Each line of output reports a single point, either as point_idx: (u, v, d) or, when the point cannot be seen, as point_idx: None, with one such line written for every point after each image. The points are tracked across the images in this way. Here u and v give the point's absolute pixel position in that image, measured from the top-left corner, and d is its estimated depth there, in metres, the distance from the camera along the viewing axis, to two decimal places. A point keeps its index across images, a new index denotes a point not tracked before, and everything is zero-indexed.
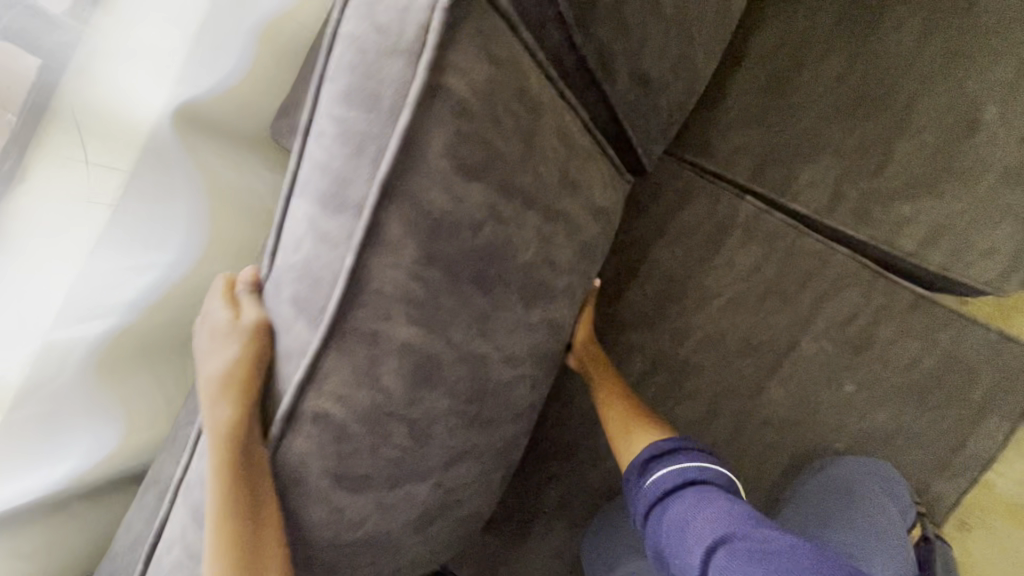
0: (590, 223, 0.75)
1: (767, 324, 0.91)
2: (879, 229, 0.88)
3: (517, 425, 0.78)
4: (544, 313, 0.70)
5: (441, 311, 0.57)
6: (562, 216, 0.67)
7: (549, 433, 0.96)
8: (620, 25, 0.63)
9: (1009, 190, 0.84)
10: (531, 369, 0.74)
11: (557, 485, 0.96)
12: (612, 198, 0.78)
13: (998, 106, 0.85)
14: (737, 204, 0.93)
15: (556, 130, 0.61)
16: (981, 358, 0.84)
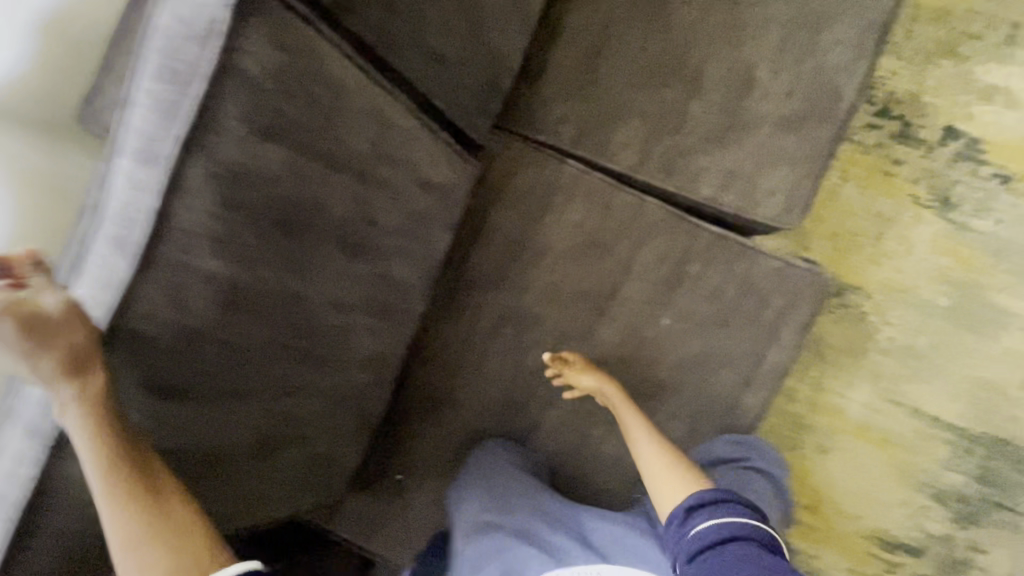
0: (420, 195, 0.81)
1: (596, 272, 1.03)
2: (682, 180, 1.01)
3: (366, 374, 0.86)
4: (372, 266, 0.78)
5: (252, 250, 0.63)
6: (379, 183, 0.73)
7: (414, 393, 1.03)
8: (390, 8, 0.72)
9: (782, 138, 0.98)
10: (368, 319, 0.81)
11: (424, 439, 1.04)
12: (449, 175, 0.86)
13: (770, 65, 0.97)
14: (561, 166, 1.03)
15: (367, 110, 0.68)
16: (772, 284, 0.97)
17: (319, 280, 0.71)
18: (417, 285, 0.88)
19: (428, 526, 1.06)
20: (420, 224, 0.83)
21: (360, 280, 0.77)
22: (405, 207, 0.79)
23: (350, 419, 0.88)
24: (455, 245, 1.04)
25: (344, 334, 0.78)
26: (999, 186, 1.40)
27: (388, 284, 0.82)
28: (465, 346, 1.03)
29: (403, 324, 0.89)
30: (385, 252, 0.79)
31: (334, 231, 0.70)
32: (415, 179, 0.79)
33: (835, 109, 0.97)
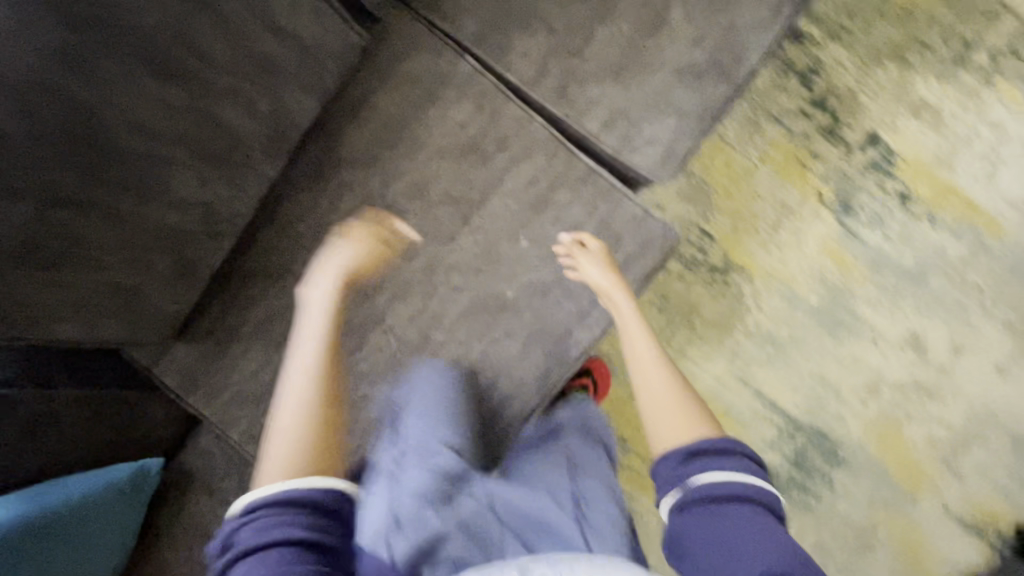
0: (269, 36, 0.78)
1: (466, 179, 1.00)
2: (571, 106, 0.97)
3: (186, 216, 0.82)
4: (197, 100, 0.74)
5: (21, 33, 0.60)
6: (212, 9, 0.71)
7: (255, 255, 1.03)
8: None
9: (677, 87, 0.95)
10: (187, 156, 0.77)
11: (258, 305, 1.04)
12: (315, 28, 0.83)
13: (685, 7, 0.93)
14: (456, 62, 0.98)
15: None
16: (628, 229, 0.98)
17: (129, 98, 0.68)
18: (258, 138, 0.84)
19: (249, 393, 1.06)
20: (267, 68, 0.80)
21: (178, 109, 0.73)
22: (244, 42, 0.75)
23: (162, 258, 0.84)
24: (323, 115, 1.00)
25: (164, 167, 0.76)
26: (900, 203, 1.43)
27: (220, 127, 0.78)
28: (320, 223, 1.02)
29: (236, 174, 0.85)
30: (219, 86, 0.76)
31: (144, 42, 0.67)
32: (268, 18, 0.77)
33: (736, 69, 0.94)
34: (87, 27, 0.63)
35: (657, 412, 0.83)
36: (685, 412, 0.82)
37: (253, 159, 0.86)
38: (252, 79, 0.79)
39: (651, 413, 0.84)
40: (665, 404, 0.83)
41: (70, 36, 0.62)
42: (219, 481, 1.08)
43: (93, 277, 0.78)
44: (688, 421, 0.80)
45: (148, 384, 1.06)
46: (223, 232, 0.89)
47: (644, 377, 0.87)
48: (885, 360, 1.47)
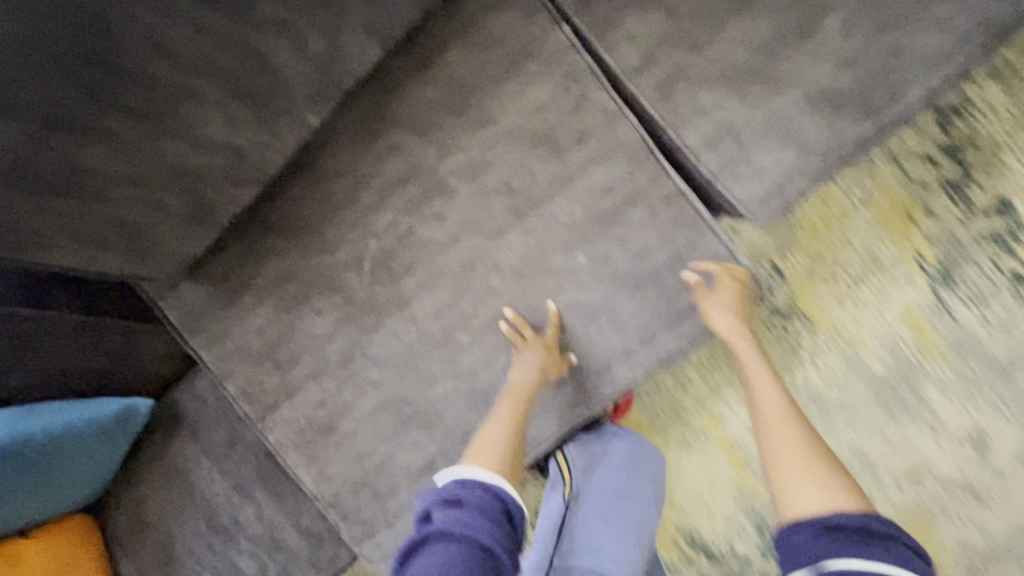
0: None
1: (530, 170, 0.86)
2: (673, 111, 0.82)
3: (212, 159, 0.71)
4: (239, 28, 0.62)
5: None
6: None
7: (284, 205, 0.93)
8: None
9: (807, 115, 0.78)
10: (220, 91, 0.65)
11: (277, 259, 0.95)
12: None
13: (843, 17, 0.75)
14: (550, 30, 0.82)
15: None
16: (704, 269, 0.84)
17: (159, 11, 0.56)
18: (306, 80, 0.71)
19: (252, 349, 0.99)
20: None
21: (210, 32, 0.60)
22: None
23: (178, 200, 0.74)
24: (386, 63, 0.86)
25: (187, 100, 0.63)
26: (1010, 285, 1.23)
27: (258, 60, 0.65)
28: (359, 184, 0.90)
29: (275, 119, 0.73)
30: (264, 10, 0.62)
31: None
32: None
33: (887, 106, 0.76)
34: None
35: (789, 481, 0.69)
36: (824, 485, 0.67)
37: (293, 102, 0.73)
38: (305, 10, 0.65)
39: (781, 485, 0.69)
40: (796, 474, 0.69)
41: None
42: (207, 428, 1.03)
43: (97, 210, 0.68)
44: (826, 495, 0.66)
45: (151, 315, 1.00)
46: (247, 180, 0.78)
47: (776, 441, 0.73)
48: (939, 451, 1.31)
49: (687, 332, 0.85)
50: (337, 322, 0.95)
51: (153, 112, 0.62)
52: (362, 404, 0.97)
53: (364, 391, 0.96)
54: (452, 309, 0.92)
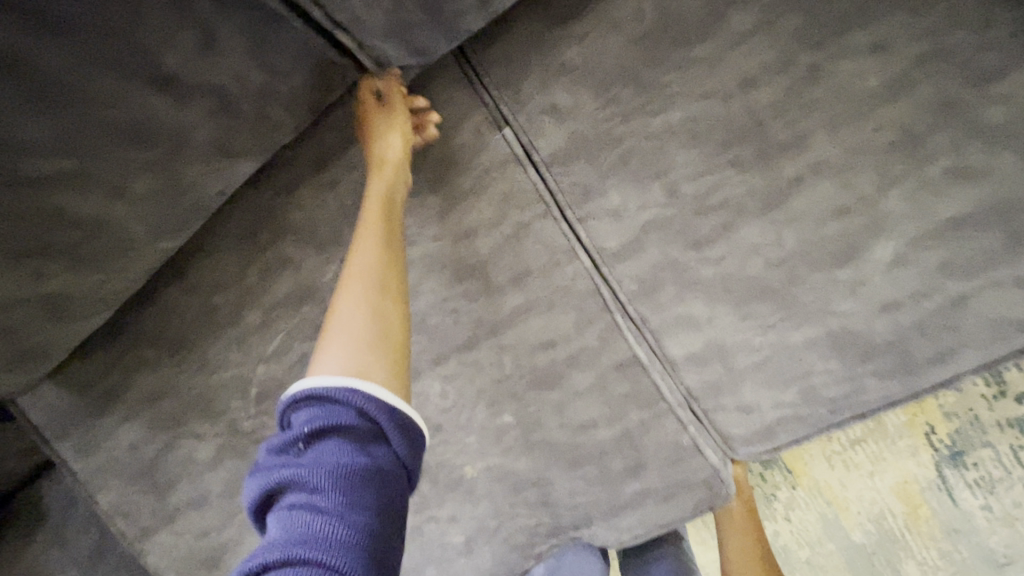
0: (156, 95, 0.46)
1: (461, 343, 0.66)
2: (655, 312, 0.63)
3: (53, 321, 0.58)
4: (32, 205, 0.46)
5: None
6: (19, 70, 0.40)
7: (164, 321, 0.75)
8: None
9: (824, 354, 0.60)
10: (26, 267, 0.50)
11: (153, 378, 0.78)
12: (261, 83, 0.51)
13: (898, 246, 0.55)
14: (510, 178, 0.61)
15: None
16: (659, 495, 0.67)
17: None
18: (158, 223, 0.55)
19: (123, 468, 0.83)
20: (138, 126, 0.47)
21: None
22: (68, 85, 0.42)
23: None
24: (289, 179, 0.66)
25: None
26: None
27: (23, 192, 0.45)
28: (257, 315, 0.72)
29: (128, 266, 0.57)
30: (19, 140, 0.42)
31: None
32: (147, 58, 0.44)
33: (932, 367, 0.58)
34: None
35: None
36: None
37: (134, 241, 0.55)
38: (99, 138, 0.46)
39: None
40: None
41: None
42: (76, 533, 0.90)
43: None
44: None
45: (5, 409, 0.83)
46: (91, 317, 0.61)
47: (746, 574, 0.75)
48: None
49: (621, 544, 0.71)
50: (222, 453, 0.80)
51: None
52: (244, 545, 0.83)
53: (249, 532, 0.83)
54: None
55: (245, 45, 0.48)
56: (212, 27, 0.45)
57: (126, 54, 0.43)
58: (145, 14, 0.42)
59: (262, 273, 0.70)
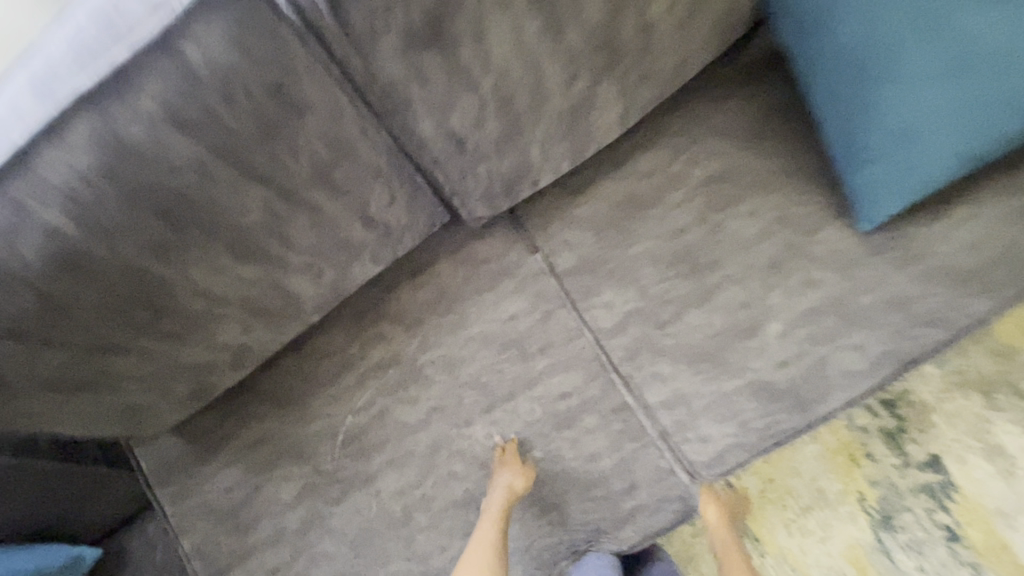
0: (358, 224, 0.77)
1: (504, 392, 0.95)
2: (638, 371, 0.93)
3: (232, 358, 0.84)
4: (270, 275, 0.74)
5: (113, 225, 0.56)
6: (310, 205, 0.69)
7: (278, 382, 1.01)
8: (413, 72, 0.62)
9: (748, 397, 0.90)
10: (244, 314, 0.77)
11: (258, 428, 1.01)
12: (406, 223, 0.83)
13: (782, 325, 0.90)
14: (540, 282, 0.96)
15: (322, 134, 0.63)
16: (648, 508, 0.92)
17: (205, 206, 0.59)
18: (320, 299, 0.84)
19: (212, 509, 1.02)
20: (333, 236, 0.76)
21: (222, 239, 0.65)
22: (323, 215, 0.72)
23: (187, 382, 0.83)
24: (391, 279, 0.99)
25: (199, 282, 0.67)
26: (946, 539, 1.29)
27: (264, 263, 0.72)
28: (351, 376, 0.99)
29: (291, 326, 0.85)
30: (280, 231, 0.69)
31: (225, 233, 0.64)
32: (359, 208, 0.75)
33: (817, 404, 0.89)
34: (179, 224, 0.60)
35: None
36: None
37: (302, 309, 0.84)
38: (320, 242, 0.76)
39: None
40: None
41: (158, 236, 0.59)
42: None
43: (127, 403, 0.80)
44: None
45: (126, 456, 1.03)
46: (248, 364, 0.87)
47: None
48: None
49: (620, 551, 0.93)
50: (302, 491, 1.00)
51: (154, 283, 0.63)
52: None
53: (315, 565, 0.99)
54: (414, 490, 0.97)
55: (408, 202, 0.81)
56: (398, 193, 0.78)
57: (355, 204, 0.74)
58: (374, 186, 0.74)
59: (362, 343, 0.99)
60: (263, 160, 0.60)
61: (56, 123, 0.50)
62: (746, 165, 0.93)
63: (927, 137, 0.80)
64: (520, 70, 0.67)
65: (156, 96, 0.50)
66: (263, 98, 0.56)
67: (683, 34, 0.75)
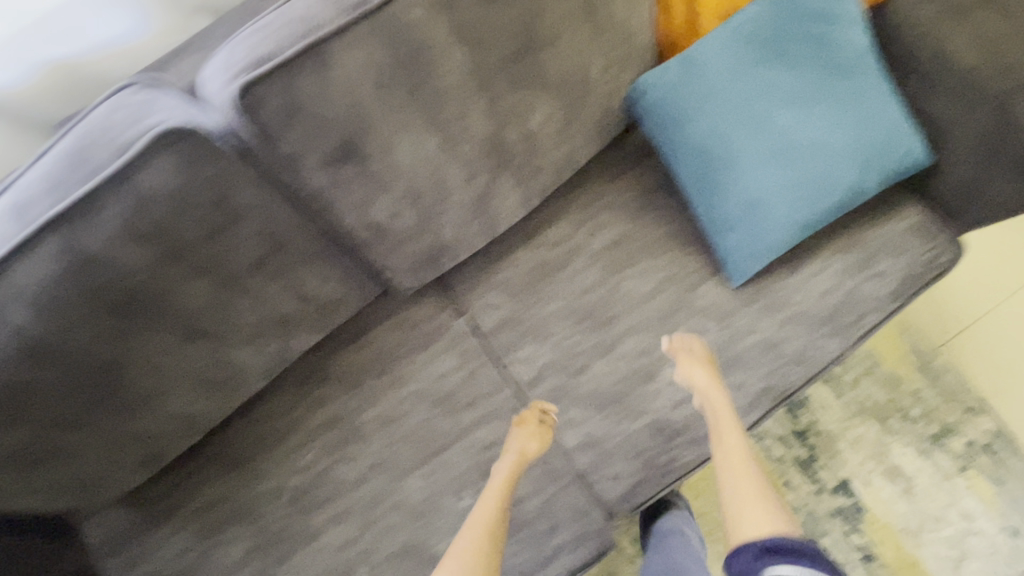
0: (295, 301, 0.88)
1: (437, 442, 1.05)
2: (555, 417, 1.05)
3: (182, 432, 0.91)
4: (215, 353, 0.84)
5: (71, 319, 0.67)
6: (248, 290, 0.81)
7: (227, 444, 1.08)
8: (337, 179, 0.76)
9: (652, 436, 1.02)
10: (192, 389, 0.86)
11: (208, 491, 1.07)
12: (340, 295, 0.95)
13: (674, 370, 1.04)
14: (466, 341, 1.08)
15: (258, 231, 0.76)
16: (571, 544, 0.99)
17: (153, 296, 0.71)
18: (265, 370, 0.93)
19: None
20: (273, 312, 0.87)
21: (171, 324, 0.75)
22: (259, 297, 0.83)
23: (134, 456, 0.88)
24: (332, 344, 1.11)
25: (147, 363, 0.77)
26: (862, 560, 1.40)
27: (208, 342, 0.82)
28: (296, 436, 1.07)
29: (236, 396, 0.93)
30: (225, 312, 0.80)
31: (171, 319, 0.75)
32: (295, 286, 0.87)
33: (710, 437, 1.02)
34: (128, 314, 0.71)
35: (740, 493, 0.83)
36: (765, 513, 0.79)
37: (247, 380, 0.92)
38: (259, 322, 0.86)
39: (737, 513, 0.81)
40: (751, 507, 0.80)
41: (109, 325, 0.70)
42: None
43: (77, 479, 0.85)
44: (755, 516, 0.79)
45: (75, 528, 1.07)
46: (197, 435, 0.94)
47: (730, 475, 0.86)
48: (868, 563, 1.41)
49: None
50: (249, 553, 1.03)
51: (109, 366, 0.74)
52: None
53: None
54: (355, 543, 1.03)
55: (340, 279, 0.92)
56: (330, 272, 0.90)
57: (289, 286, 0.86)
58: (304, 269, 0.86)
59: (305, 403, 1.08)
60: (207, 257, 0.73)
61: (28, 242, 0.63)
62: (634, 234, 1.10)
63: (768, 208, 0.98)
64: (427, 173, 0.82)
65: (112, 216, 0.64)
66: (205, 209, 0.69)
67: (564, 134, 0.93)
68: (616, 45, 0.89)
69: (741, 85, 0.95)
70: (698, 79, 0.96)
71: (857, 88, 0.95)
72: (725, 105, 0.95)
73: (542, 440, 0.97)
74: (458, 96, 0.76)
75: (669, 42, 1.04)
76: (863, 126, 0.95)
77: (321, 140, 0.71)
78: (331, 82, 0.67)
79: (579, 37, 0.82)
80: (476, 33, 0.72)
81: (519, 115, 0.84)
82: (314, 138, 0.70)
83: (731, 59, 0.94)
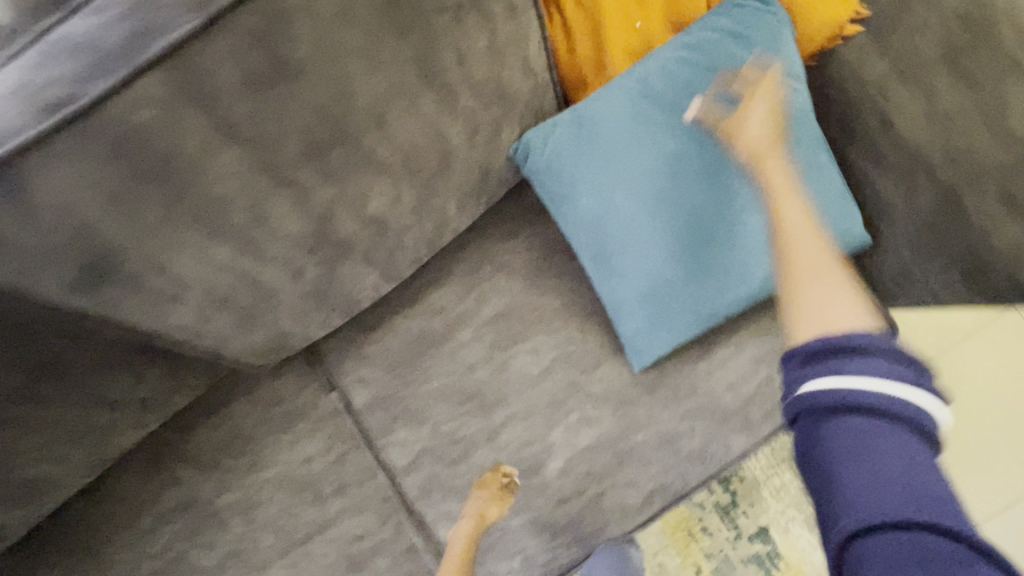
0: (101, 410, 0.76)
1: (300, 532, 0.95)
2: (430, 509, 0.95)
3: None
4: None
5: None
6: (21, 415, 0.68)
7: (71, 527, 0.95)
8: (101, 304, 0.60)
9: (533, 533, 0.94)
10: None
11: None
12: (164, 389, 0.82)
13: (562, 461, 0.94)
14: (335, 420, 0.97)
15: (10, 360, 0.63)
16: None
17: None
18: (84, 473, 0.82)
19: None
20: (69, 425, 0.74)
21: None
22: (42, 418, 0.70)
23: None
24: (185, 417, 0.98)
25: None
26: None
27: None
28: (148, 519, 0.96)
29: (51, 502, 0.82)
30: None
31: None
32: (95, 395, 0.73)
33: (595, 536, 0.93)
34: None
35: (807, 271, 0.61)
36: (847, 310, 0.57)
37: (60, 489, 0.81)
38: (53, 439, 0.74)
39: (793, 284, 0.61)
40: (826, 294, 0.59)
41: None
42: None
43: None
44: (822, 286, 0.59)
45: None
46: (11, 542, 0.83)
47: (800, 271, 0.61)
48: None
49: None
50: None
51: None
52: None
53: None
54: None
55: (162, 376, 0.80)
56: (143, 374, 0.77)
57: (84, 399, 0.73)
58: (101, 380, 0.73)
59: (157, 482, 0.97)
60: None
61: None
62: (528, 305, 0.96)
63: (670, 300, 0.82)
64: (233, 278, 0.66)
65: None
66: None
67: (424, 213, 0.76)
68: (481, 111, 0.70)
69: (641, 154, 0.77)
70: (590, 145, 0.78)
71: (783, 158, 0.78)
72: (625, 177, 0.77)
73: (504, 497, 0.92)
74: (247, 205, 0.58)
75: (573, 85, 0.84)
76: (787, 204, 0.79)
77: (47, 278, 0.54)
78: (36, 213, 0.49)
79: (420, 112, 0.63)
80: (252, 134, 0.53)
81: (348, 208, 0.67)
82: (35, 276, 0.53)
83: (630, 121, 0.77)
